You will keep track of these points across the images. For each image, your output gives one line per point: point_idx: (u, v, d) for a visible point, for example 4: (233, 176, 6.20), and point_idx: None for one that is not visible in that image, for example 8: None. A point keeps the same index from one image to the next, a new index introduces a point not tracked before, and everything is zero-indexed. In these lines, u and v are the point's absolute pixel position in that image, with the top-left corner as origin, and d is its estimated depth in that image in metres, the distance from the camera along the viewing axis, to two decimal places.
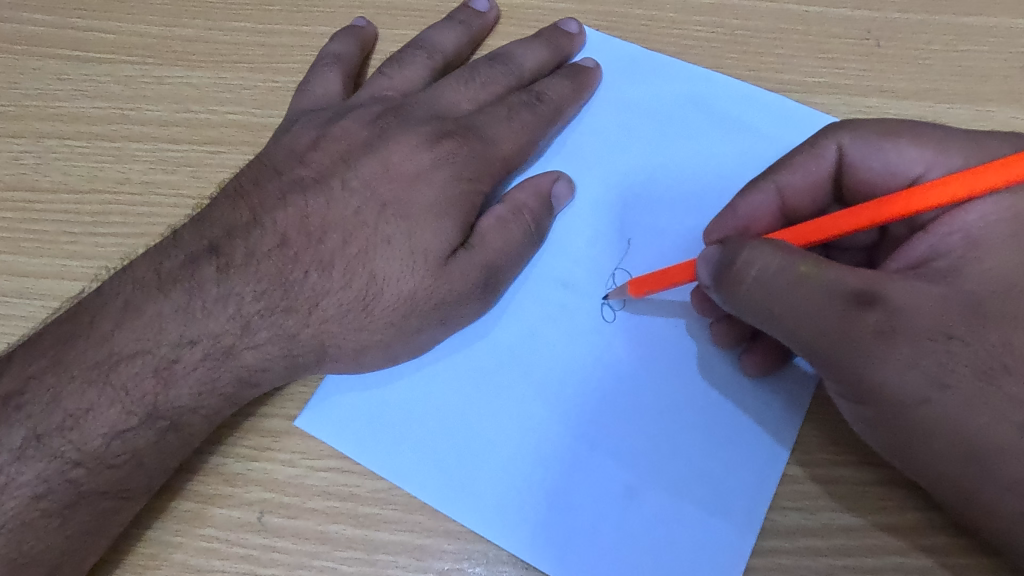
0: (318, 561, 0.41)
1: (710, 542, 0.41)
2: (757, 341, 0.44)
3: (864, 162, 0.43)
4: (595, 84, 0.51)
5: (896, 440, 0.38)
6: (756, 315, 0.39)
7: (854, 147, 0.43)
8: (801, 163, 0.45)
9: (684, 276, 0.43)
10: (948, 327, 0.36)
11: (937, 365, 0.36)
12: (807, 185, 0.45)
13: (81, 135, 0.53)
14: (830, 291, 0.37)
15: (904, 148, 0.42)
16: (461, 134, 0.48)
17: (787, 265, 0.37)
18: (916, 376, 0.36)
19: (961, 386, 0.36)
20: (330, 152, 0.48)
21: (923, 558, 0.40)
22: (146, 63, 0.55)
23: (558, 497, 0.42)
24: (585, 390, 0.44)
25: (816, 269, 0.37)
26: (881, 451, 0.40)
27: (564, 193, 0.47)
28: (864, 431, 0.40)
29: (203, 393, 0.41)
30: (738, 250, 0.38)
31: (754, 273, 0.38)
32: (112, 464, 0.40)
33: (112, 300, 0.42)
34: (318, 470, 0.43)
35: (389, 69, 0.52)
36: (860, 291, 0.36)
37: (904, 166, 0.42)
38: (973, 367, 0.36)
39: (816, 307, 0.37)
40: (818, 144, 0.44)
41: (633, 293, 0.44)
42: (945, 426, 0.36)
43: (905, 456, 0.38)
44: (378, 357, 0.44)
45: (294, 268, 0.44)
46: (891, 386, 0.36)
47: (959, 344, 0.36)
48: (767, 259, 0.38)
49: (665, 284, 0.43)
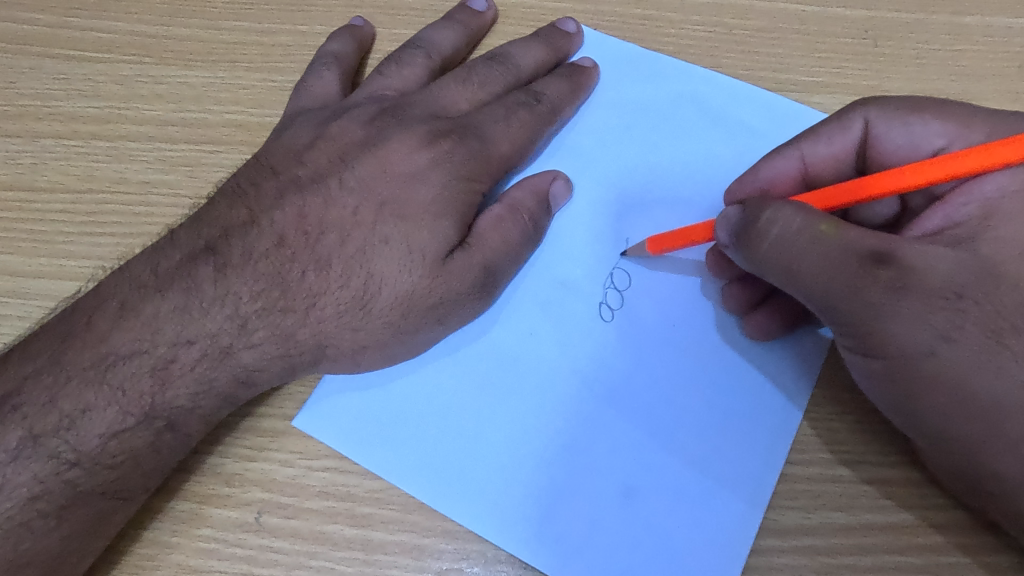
0: (316, 561, 0.41)
1: (708, 541, 0.41)
2: (768, 305, 0.45)
3: (889, 136, 0.44)
4: (593, 84, 0.51)
5: (899, 394, 0.39)
6: (778, 274, 0.40)
7: (881, 122, 0.44)
8: (825, 134, 0.46)
9: (702, 236, 0.44)
10: (959, 287, 0.37)
11: (947, 322, 0.37)
12: (832, 157, 0.46)
13: (78, 134, 0.52)
14: (849, 250, 0.37)
15: (928, 122, 0.43)
16: (458, 134, 0.48)
17: (808, 224, 0.38)
18: (924, 331, 0.37)
19: (967, 342, 0.37)
20: (328, 151, 0.48)
21: (918, 556, 0.41)
22: (143, 63, 0.54)
23: (558, 495, 0.42)
24: (584, 389, 0.44)
25: (836, 229, 0.38)
26: (886, 410, 0.40)
27: (562, 193, 0.47)
28: (870, 388, 0.40)
29: (200, 394, 0.41)
30: (762, 210, 0.40)
31: (776, 231, 0.39)
32: (109, 464, 0.39)
33: (109, 300, 0.42)
34: (316, 471, 0.43)
35: (387, 68, 0.52)
36: (876, 251, 0.37)
37: (927, 139, 0.43)
38: (982, 328, 0.37)
39: (831, 265, 0.38)
40: (845, 117, 0.45)
41: (652, 250, 0.45)
42: (948, 379, 0.37)
43: (906, 414, 0.39)
44: (375, 358, 0.44)
45: (291, 267, 0.44)
46: (899, 339, 0.37)
47: (970, 303, 0.37)
48: (789, 217, 0.39)
49: (682, 243, 0.45)
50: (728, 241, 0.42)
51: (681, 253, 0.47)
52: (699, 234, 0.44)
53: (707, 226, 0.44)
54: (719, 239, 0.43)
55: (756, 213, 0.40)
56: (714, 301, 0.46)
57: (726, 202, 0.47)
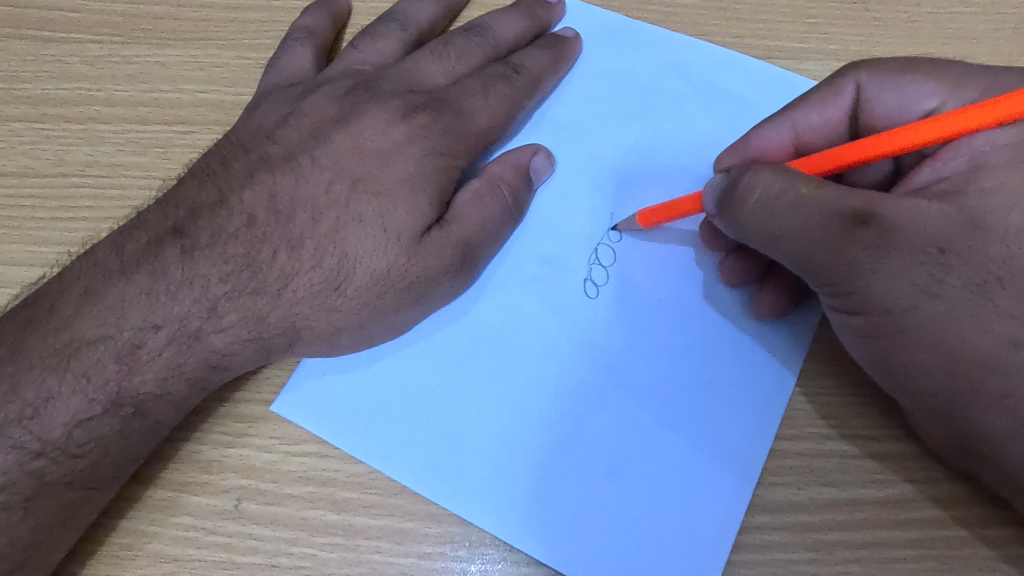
0: (297, 547, 0.40)
1: (698, 519, 0.40)
2: (766, 283, 0.44)
3: (881, 99, 0.43)
4: (575, 54, 0.50)
5: (881, 350, 0.38)
6: (761, 240, 0.39)
7: (873, 84, 0.43)
8: (818, 101, 0.44)
9: (691, 207, 0.43)
10: (942, 241, 0.36)
11: (928, 276, 0.35)
12: (825, 124, 0.45)
13: (47, 117, 0.51)
14: (830, 211, 0.36)
15: (920, 83, 0.42)
16: (434, 107, 0.46)
17: (789, 187, 0.37)
18: (904, 286, 0.36)
19: (949, 297, 0.35)
20: (299, 128, 0.46)
21: (912, 531, 0.40)
22: (113, 42, 0.53)
23: (545, 475, 0.41)
24: (569, 368, 0.43)
25: (817, 189, 0.37)
26: (869, 367, 0.40)
27: (543, 167, 0.46)
28: (853, 345, 0.40)
29: (169, 379, 0.40)
30: (743, 173, 0.39)
31: (756, 196, 0.38)
32: (75, 454, 0.39)
33: (73, 285, 0.41)
34: (295, 456, 0.42)
35: (362, 42, 0.51)
36: (858, 211, 0.36)
37: (919, 100, 0.42)
38: (965, 281, 0.35)
39: (814, 228, 0.37)
40: (836, 82, 0.44)
41: (643, 224, 0.44)
42: (928, 334, 0.36)
43: (890, 371, 0.38)
44: (352, 339, 0.43)
45: (262, 248, 0.42)
46: (882, 297, 0.36)
47: (953, 258, 0.36)
48: (771, 180, 0.38)
49: (671, 216, 0.43)
50: (713, 210, 0.41)
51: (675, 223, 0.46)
52: (690, 206, 0.43)
53: (696, 196, 0.43)
54: (707, 208, 0.42)
55: (737, 177, 0.39)
56: (708, 274, 0.45)
57: (714, 170, 0.46)
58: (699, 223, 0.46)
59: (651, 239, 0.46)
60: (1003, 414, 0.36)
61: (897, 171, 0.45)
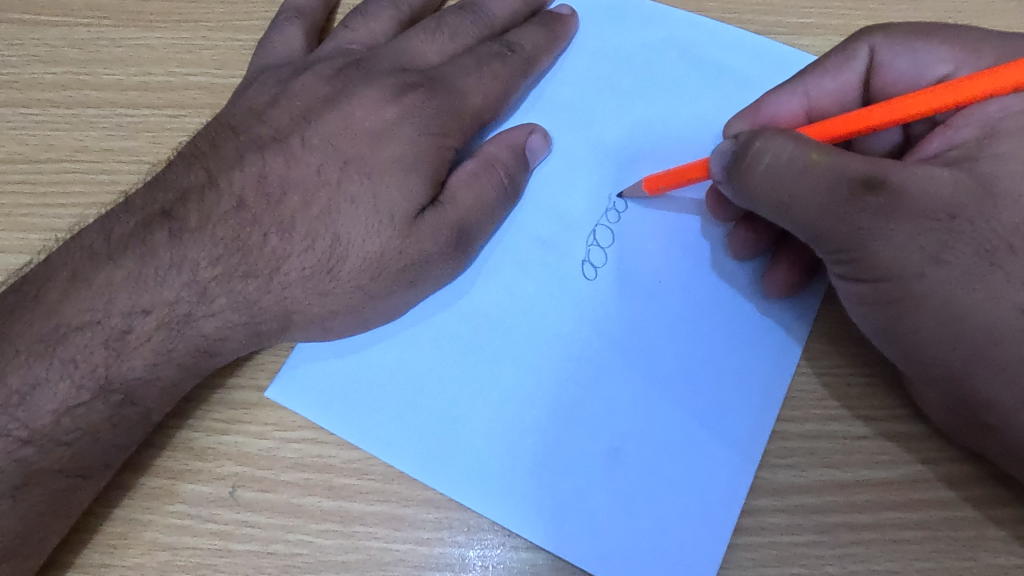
0: (293, 534, 0.40)
1: (698, 503, 0.40)
2: (778, 258, 0.43)
3: (894, 63, 0.42)
4: (572, 32, 0.49)
5: (888, 319, 0.37)
6: (769, 207, 0.38)
7: (887, 47, 0.42)
8: (832, 66, 0.44)
9: (698, 173, 0.42)
10: (953, 207, 0.35)
11: (937, 242, 0.35)
12: (838, 91, 0.44)
13: (35, 102, 0.50)
14: (841, 177, 0.35)
15: (935, 47, 0.42)
16: (427, 86, 0.45)
17: (799, 153, 0.36)
18: (913, 251, 0.35)
19: (958, 263, 0.35)
20: (290, 108, 0.45)
21: (917, 512, 0.39)
22: (101, 25, 0.52)
23: (544, 459, 0.40)
24: (567, 350, 0.42)
25: (826, 156, 0.36)
26: (875, 337, 0.39)
27: (539, 147, 0.45)
28: (859, 314, 0.39)
29: (159, 364, 0.40)
30: (754, 139, 0.38)
31: (766, 162, 0.38)
32: (63, 441, 0.38)
33: (60, 270, 0.40)
34: (291, 442, 0.41)
35: (354, 21, 0.49)
36: (869, 177, 0.35)
37: (933, 66, 0.42)
38: (974, 248, 0.35)
39: (822, 195, 0.36)
40: (850, 47, 0.43)
41: (649, 191, 0.44)
42: (937, 302, 0.35)
43: (897, 341, 0.38)
44: (346, 323, 0.42)
45: (252, 230, 0.42)
46: (889, 265, 0.35)
47: (965, 224, 0.35)
48: (781, 146, 0.37)
49: (679, 182, 0.43)
50: (720, 177, 0.41)
51: (682, 190, 0.46)
52: (695, 172, 0.42)
53: (704, 162, 0.42)
54: (713, 174, 0.41)
55: (748, 142, 0.38)
56: (715, 244, 0.45)
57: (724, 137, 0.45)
58: (706, 191, 0.46)
59: (656, 214, 0.45)
60: (1012, 383, 0.35)
61: (906, 140, 0.44)
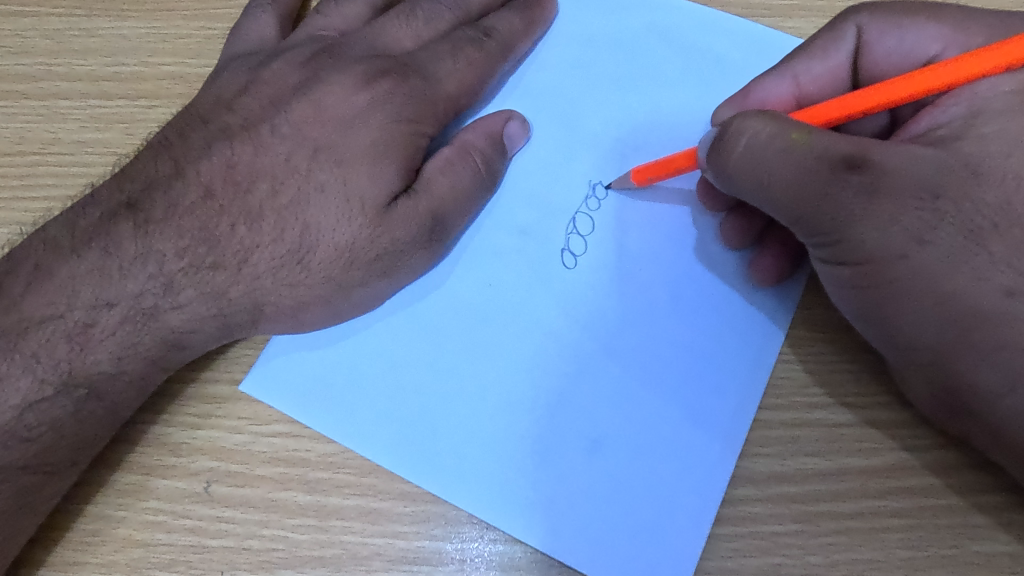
0: (268, 530, 0.39)
1: (679, 496, 0.39)
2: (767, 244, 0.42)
3: (881, 43, 0.42)
4: (550, 16, 0.47)
5: (869, 302, 0.37)
6: (749, 187, 0.38)
7: (874, 27, 0.42)
8: (819, 49, 0.43)
9: (685, 163, 0.42)
10: (936, 186, 0.34)
11: (919, 222, 0.34)
12: (826, 73, 0.43)
13: (6, 94, 0.49)
14: (821, 158, 0.35)
15: (922, 26, 0.41)
16: (400, 72, 0.44)
17: (780, 132, 0.36)
18: (893, 232, 0.34)
19: (941, 243, 0.34)
20: (260, 96, 0.44)
21: (901, 500, 0.39)
22: (74, 14, 0.51)
23: (523, 450, 0.40)
24: (547, 339, 0.41)
25: (808, 135, 0.35)
26: (857, 322, 0.38)
27: (517, 134, 0.44)
28: (840, 298, 0.39)
29: (125, 358, 0.39)
30: (732, 120, 0.37)
31: (745, 141, 0.37)
32: (26, 437, 0.37)
33: (22, 263, 0.40)
34: (266, 436, 0.40)
35: (327, 7, 0.49)
36: (849, 156, 0.34)
37: (920, 45, 0.41)
38: (959, 228, 0.34)
39: (802, 176, 0.35)
40: (837, 28, 0.42)
41: (637, 182, 0.43)
42: (919, 283, 0.35)
43: (879, 324, 0.37)
44: (318, 315, 0.41)
45: (220, 221, 0.41)
46: (870, 246, 0.35)
47: (948, 204, 0.34)
48: (759, 126, 0.36)
49: (666, 172, 0.42)
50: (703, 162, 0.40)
51: (668, 181, 0.45)
52: (684, 161, 0.41)
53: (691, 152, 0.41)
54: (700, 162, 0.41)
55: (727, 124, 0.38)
56: (704, 230, 0.44)
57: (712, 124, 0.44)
58: (695, 181, 0.45)
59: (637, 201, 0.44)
60: (997, 363, 0.35)
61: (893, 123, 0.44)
